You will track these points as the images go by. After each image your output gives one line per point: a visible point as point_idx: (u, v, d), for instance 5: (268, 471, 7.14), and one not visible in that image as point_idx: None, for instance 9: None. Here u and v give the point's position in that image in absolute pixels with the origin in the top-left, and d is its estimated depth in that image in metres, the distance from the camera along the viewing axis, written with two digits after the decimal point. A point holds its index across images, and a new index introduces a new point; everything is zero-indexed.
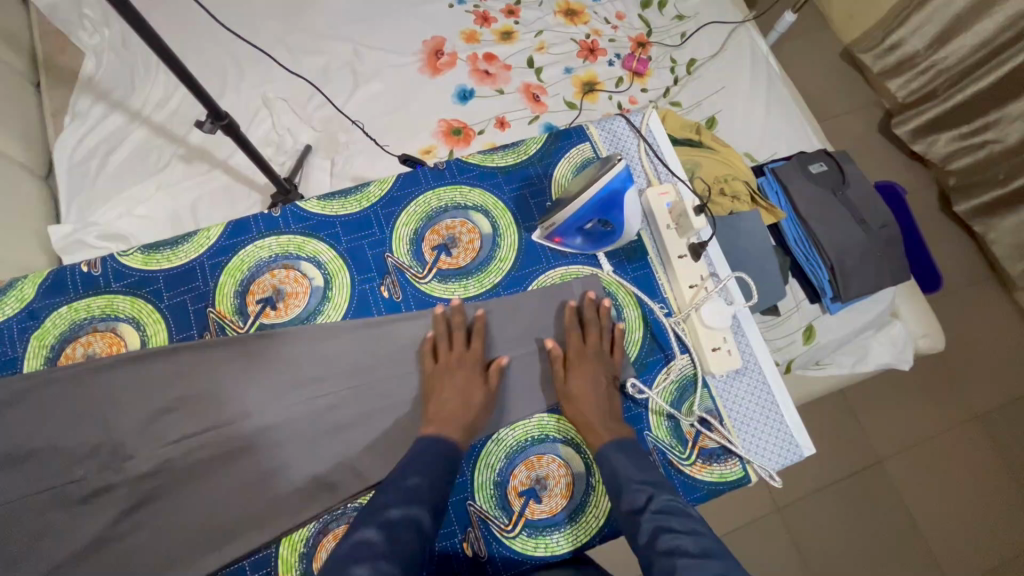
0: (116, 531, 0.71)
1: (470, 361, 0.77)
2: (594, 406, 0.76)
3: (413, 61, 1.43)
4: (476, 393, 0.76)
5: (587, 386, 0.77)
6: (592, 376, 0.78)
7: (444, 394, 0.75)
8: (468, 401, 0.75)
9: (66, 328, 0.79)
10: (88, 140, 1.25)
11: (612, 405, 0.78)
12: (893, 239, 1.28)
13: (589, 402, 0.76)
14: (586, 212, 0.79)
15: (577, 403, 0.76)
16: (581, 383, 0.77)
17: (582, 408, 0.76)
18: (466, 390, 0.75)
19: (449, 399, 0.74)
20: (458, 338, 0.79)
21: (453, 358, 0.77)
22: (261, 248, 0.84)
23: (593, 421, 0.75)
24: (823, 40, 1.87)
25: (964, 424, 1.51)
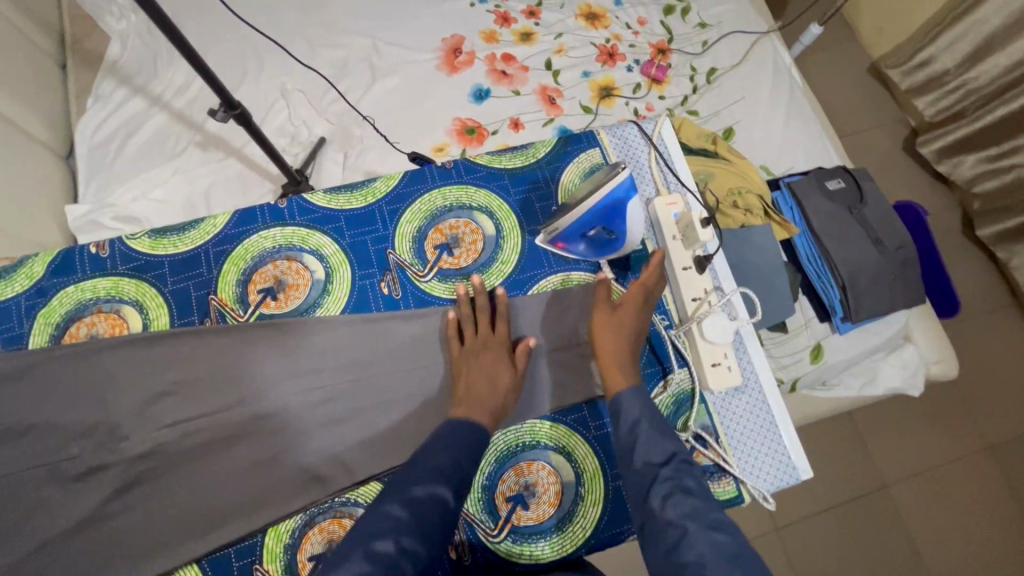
0: (107, 510, 0.72)
1: (496, 343, 0.78)
2: (625, 344, 0.77)
3: (431, 58, 1.43)
4: (505, 375, 0.75)
5: (625, 328, 0.78)
6: (634, 323, 0.79)
7: (471, 376, 0.75)
8: (496, 383, 0.74)
9: (72, 307, 0.80)
10: (108, 123, 1.28)
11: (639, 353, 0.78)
12: (909, 261, 1.25)
13: (621, 343, 0.77)
14: (591, 218, 0.79)
15: (611, 334, 0.77)
16: (620, 320, 0.79)
17: (613, 341, 0.77)
18: (493, 371, 0.75)
19: (478, 381, 0.74)
20: (484, 319, 0.80)
21: (480, 338, 0.78)
22: (266, 239, 0.85)
23: (616, 357, 0.76)
24: (850, 54, 1.83)
25: (975, 454, 1.47)
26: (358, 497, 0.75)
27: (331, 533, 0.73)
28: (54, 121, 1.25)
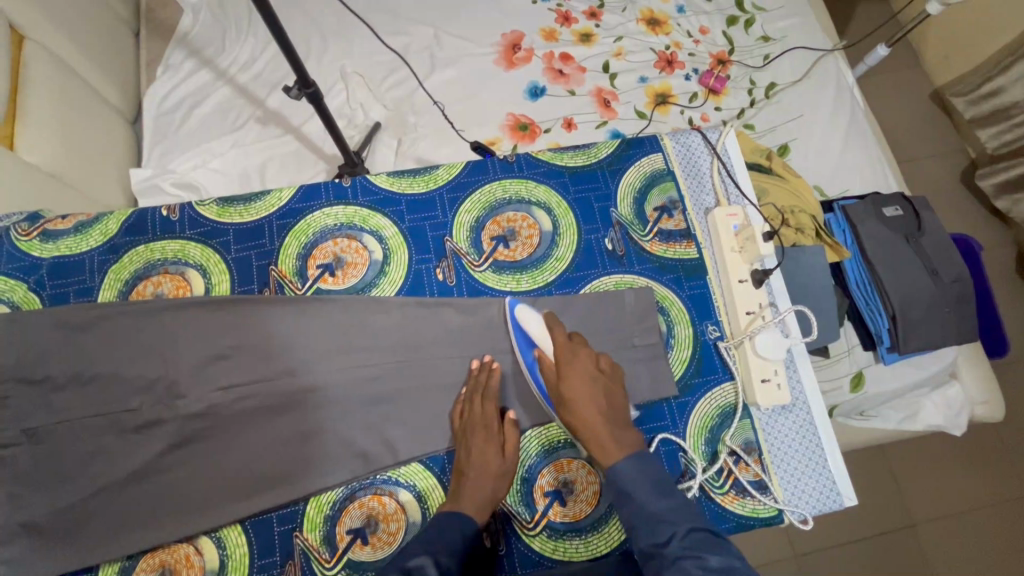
0: (160, 464, 0.74)
1: (488, 424, 0.74)
2: (590, 408, 0.69)
3: (490, 52, 1.44)
4: (495, 461, 0.72)
5: (582, 394, 0.69)
6: (585, 379, 0.70)
7: (463, 461, 0.73)
8: (484, 473, 0.72)
9: (140, 266, 0.83)
10: (176, 93, 1.32)
11: (613, 404, 0.70)
12: (965, 296, 1.20)
13: (589, 410, 0.69)
14: (527, 358, 0.76)
15: (570, 409, 0.69)
16: (572, 389, 0.69)
17: (580, 415, 0.68)
18: (483, 458, 0.72)
19: (469, 467, 0.72)
20: (478, 399, 0.75)
21: (471, 420, 0.74)
22: (328, 216, 0.87)
23: (594, 428, 0.68)
24: (913, 79, 1.78)
25: (1009, 502, 1.42)
26: (400, 476, 0.77)
27: (370, 509, 0.75)
28: (126, 86, 1.29)
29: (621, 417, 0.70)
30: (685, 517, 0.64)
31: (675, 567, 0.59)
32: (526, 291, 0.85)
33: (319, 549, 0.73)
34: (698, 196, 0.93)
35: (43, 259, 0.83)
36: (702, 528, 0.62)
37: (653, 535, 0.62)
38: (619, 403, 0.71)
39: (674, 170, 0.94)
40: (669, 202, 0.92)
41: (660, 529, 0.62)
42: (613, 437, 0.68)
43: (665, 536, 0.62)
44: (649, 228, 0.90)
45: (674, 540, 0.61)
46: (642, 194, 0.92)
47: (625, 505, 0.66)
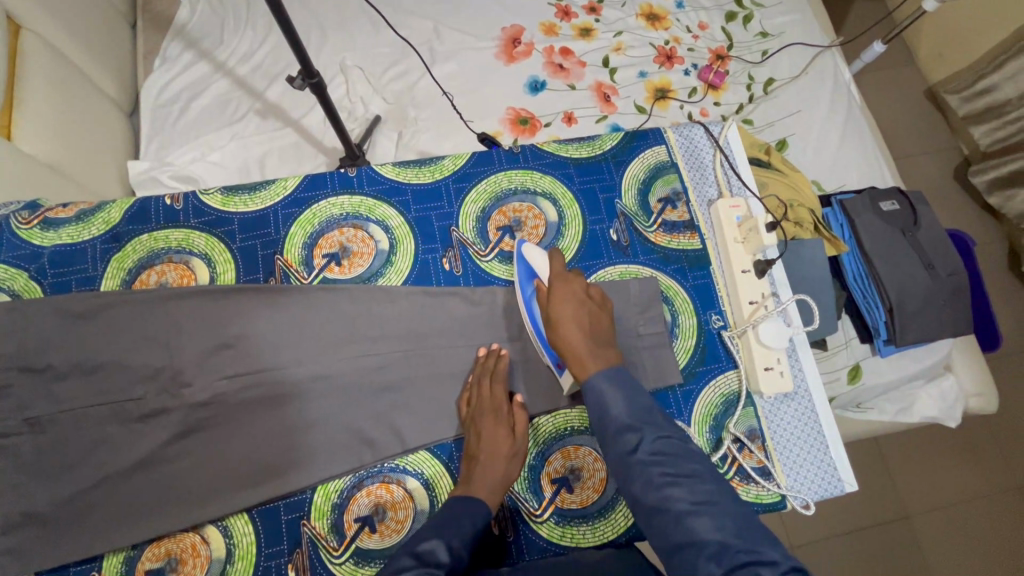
0: (165, 453, 0.74)
1: (496, 407, 0.74)
2: (574, 326, 0.67)
3: (490, 46, 1.44)
4: (505, 443, 0.72)
5: (567, 312, 0.68)
6: (573, 300, 0.69)
7: (473, 447, 0.72)
8: (495, 455, 0.71)
9: (144, 255, 0.83)
10: (174, 85, 1.30)
11: (598, 328, 0.68)
12: (961, 289, 1.22)
13: (570, 329, 0.67)
14: (526, 291, 0.76)
15: (553, 326, 0.68)
16: (558, 307, 0.68)
17: (561, 332, 0.67)
18: (492, 440, 0.72)
19: (479, 452, 0.71)
20: (485, 383, 0.75)
21: (480, 404, 0.74)
22: (333, 206, 0.86)
23: (574, 345, 0.66)
24: (908, 77, 1.80)
25: (1002, 494, 1.44)
26: (408, 464, 0.77)
27: (378, 497, 0.75)
28: (123, 78, 1.28)
29: (602, 339, 0.68)
30: (654, 425, 0.61)
31: (642, 474, 0.57)
32: None
33: (327, 537, 0.73)
34: (701, 188, 0.94)
35: (45, 248, 0.83)
36: (674, 435, 0.60)
37: (621, 443, 0.60)
38: (606, 329, 0.69)
39: (678, 162, 0.95)
40: (673, 193, 0.92)
41: (627, 439, 0.60)
42: (593, 355, 0.66)
43: (633, 443, 0.60)
44: (653, 218, 0.91)
45: (642, 447, 0.59)
46: (646, 185, 0.92)
47: (596, 415, 0.63)
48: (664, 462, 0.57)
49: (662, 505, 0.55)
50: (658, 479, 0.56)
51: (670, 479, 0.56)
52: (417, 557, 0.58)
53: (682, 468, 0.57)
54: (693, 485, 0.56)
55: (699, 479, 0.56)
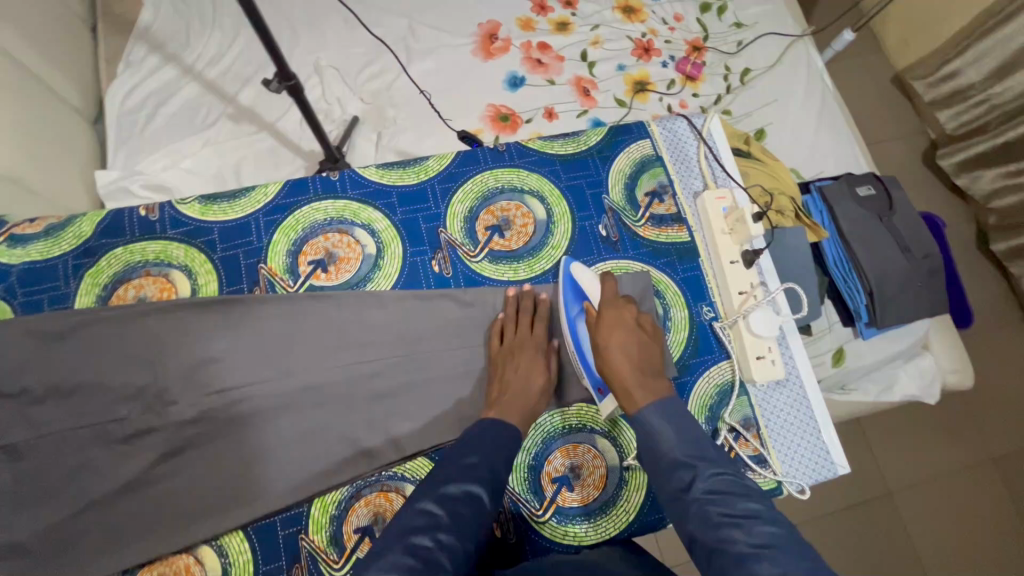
0: (153, 474, 0.71)
1: (534, 345, 0.77)
2: (623, 356, 0.71)
3: (467, 43, 1.42)
4: (539, 379, 0.75)
5: (617, 340, 0.72)
6: (623, 328, 0.73)
7: (507, 377, 0.74)
8: (529, 387, 0.74)
9: (120, 269, 0.80)
10: (140, 90, 1.26)
11: (645, 356, 0.72)
12: (936, 270, 1.25)
13: (620, 358, 0.71)
14: (571, 311, 0.79)
15: (602, 354, 0.72)
16: (607, 335, 0.73)
17: (610, 360, 0.71)
18: (529, 375, 0.74)
19: (514, 382, 0.73)
20: (524, 320, 0.79)
21: (518, 340, 0.77)
22: (317, 211, 0.84)
23: (622, 374, 0.70)
24: (877, 64, 1.84)
25: (979, 466, 1.50)
26: (406, 471, 0.75)
27: (377, 506, 0.74)
28: (86, 85, 1.23)
29: (652, 367, 0.71)
30: (709, 462, 0.62)
31: (697, 513, 0.58)
32: (523, 280, 0.85)
33: (327, 550, 0.72)
34: (687, 180, 0.94)
35: (13, 265, 0.79)
36: (728, 472, 0.60)
37: (675, 479, 0.62)
38: (653, 357, 0.73)
39: (663, 155, 0.95)
40: (659, 187, 0.93)
41: (682, 475, 0.62)
42: (641, 385, 0.69)
43: (686, 479, 0.61)
44: (641, 213, 0.91)
45: (697, 484, 0.60)
46: (632, 180, 0.92)
47: (648, 449, 0.65)
48: (719, 501, 0.57)
49: (720, 546, 0.54)
50: (714, 517, 0.56)
51: (725, 518, 0.55)
52: (462, 474, 0.64)
53: (737, 507, 0.56)
54: (752, 526, 0.54)
55: (759, 521, 0.54)
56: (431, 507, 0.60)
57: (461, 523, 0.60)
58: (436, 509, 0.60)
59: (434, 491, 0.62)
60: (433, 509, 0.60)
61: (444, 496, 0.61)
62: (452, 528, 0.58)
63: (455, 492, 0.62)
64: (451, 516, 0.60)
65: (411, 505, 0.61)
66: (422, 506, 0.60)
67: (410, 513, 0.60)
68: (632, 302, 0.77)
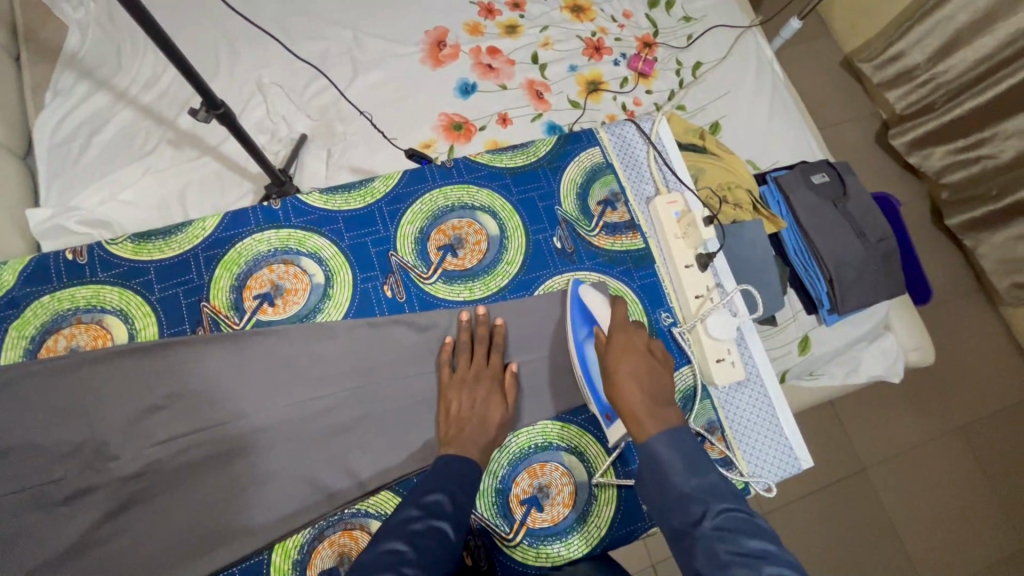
0: (96, 536, 0.67)
1: (489, 373, 0.76)
2: (632, 381, 0.71)
3: (414, 51, 1.38)
4: (498, 410, 0.74)
5: (626, 366, 0.72)
6: (633, 352, 0.73)
7: (466, 412, 0.73)
8: (487, 418, 0.73)
9: (47, 319, 0.75)
10: (71, 118, 1.18)
11: (655, 382, 0.71)
12: (891, 253, 1.28)
13: (631, 386, 0.70)
14: (580, 334, 0.78)
15: (610, 378, 0.72)
16: (616, 358, 0.73)
17: (618, 385, 0.71)
18: (486, 406, 0.74)
19: (473, 416, 0.73)
20: (480, 349, 0.78)
21: (473, 370, 0.76)
22: (260, 242, 0.81)
23: (630, 400, 0.70)
24: (826, 49, 1.87)
25: (945, 435, 1.54)
26: (370, 507, 0.72)
27: (342, 546, 0.70)
28: (10, 116, 1.14)
29: (663, 395, 0.71)
30: (720, 497, 0.62)
31: (706, 550, 0.58)
32: (480, 299, 0.83)
33: None
34: (638, 186, 0.94)
35: None
36: (738, 509, 0.61)
37: (685, 512, 0.62)
38: (663, 383, 0.72)
39: (613, 162, 0.95)
40: (611, 194, 0.92)
41: (692, 508, 0.62)
42: (650, 413, 0.69)
43: (697, 514, 0.61)
44: (595, 222, 0.90)
45: (706, 520, 0.60)
46: (584, 189, 0.91)
47: (656, 479, 0.66)
48: (728, 539, 0.58)
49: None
50: (723, 556, 0.56)
51: (735, 558, 0.56)
52: (425, 508, 0.64)
53: (746, 546, 0.57)
54: (760, 567, 0.54)
55: (767, 562, 0.55)
56: (397, 545, 0.60)
57: (425, 555, 0.61)
58: (402, 545, 0.60)
59: (398, 526, 0.63)
60: (400, 546, 0.60)
61: (408, 531, 0.62)
62: (418, 562, 0.60)
63: (419, 525, 0.63)
64: (415, 550, 0.61)
65: (375, 543, 0.61)
66: (388, 544, 0.61)
67: (377, 551, 0.60)
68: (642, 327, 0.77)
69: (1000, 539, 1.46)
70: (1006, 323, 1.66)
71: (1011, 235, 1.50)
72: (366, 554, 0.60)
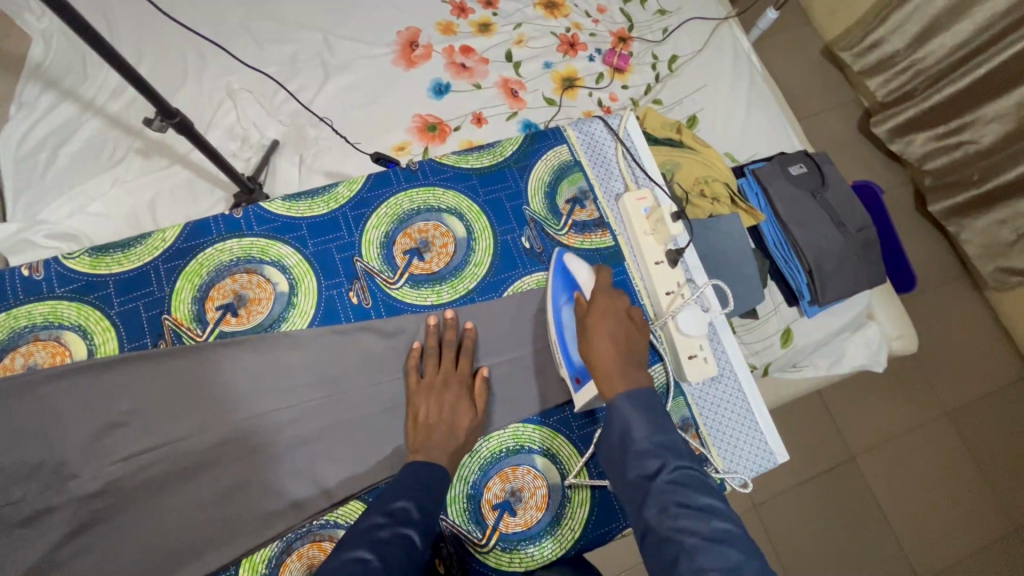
0: (58, 557, 0.65)
1: (458, 378, 0.75)
2: (609, 346, 0.71)
3: (386, 52, 1.37)
4: (466, 416, 0.73)
5: (606, 329, 0.73)
6: (614, 321, 0.74)
7: (434, 417, 0.72)
8: (456, 424, 0.72)
9: (4, 337, 0.73)
10: (35, 132, 1.14)
11: (632, 348, 0.72)
12: (871, 242, 1.27)
13: (607, 347, 0.71)
14: (559, 299, 0.78)
15: (588, 339, 0.72)
16: (598, 321, 0.73)
17: (594, 348, 0.71)
18: (454, 411, 0.73)
19: (442, 422, 0.72)
20: (447, 355, 0.77)
21: (441, 375, 0.75)
22: (221, 252, 0.80)
23: (606, 362, 0.70)
24: (805, 38, 1.86)
25: (932, 422, 1.54)
26: (338, 517, 0.71)
27: (311, 558, 0.69)
28: None
29: (637, 361, 0.71)
30: (676, 454, 0.62)
31: (658, 501, 0.58)
32: (448, 303, 0.82)
33: None
34: (608, 183, 0.93)
35: None
36: (692, 466, 0.61)
37: (641, 466, 0.62)
38: (639, 351, 0.73)
39: (581, 160, 0.94)
40: (580, 192, 0.91)
41: (648, 463, 0.62)
42: (623, 375, 0.69)
43: (654, 468, 0.61)
44: (563, 220, 0.89)
45: (662, 473, 0.60)
46: (552, 188, 0.91)
47: (618, 434, 0.65)
48: (680, 494, 0.58)
49: (674, 536, 0.55)
50: (673, 507, 0.57)
51: (685, 510, 0.57)
52: (392, 515, 0.63)
53: (696, 500, 0.57)
54: (707, 520, 0.55)
55: (715, 516, 0.56)
56: (362, 553, 0.59)
57: (392, 563, 0.59)
58: (367, 554, 0.59)
59: (363, 535, 0.61)
60: (365, 554, 0.59)
61: (375, 539, 0.61)
62: (384, 570, 0.58)
63: (386, 533, 0.62)
64: (382, 559, 0.59)
65: (340, 553, 0.59)
66: (354, 552, 0.59)
67: (341, 560, 0.58)
68: (625, 296, 0.78)
69: (987, 524, 1.46)
70: (991, 308, 1.66)
71: (995, 218, 1.49)
72: (332, 563, 0.58)
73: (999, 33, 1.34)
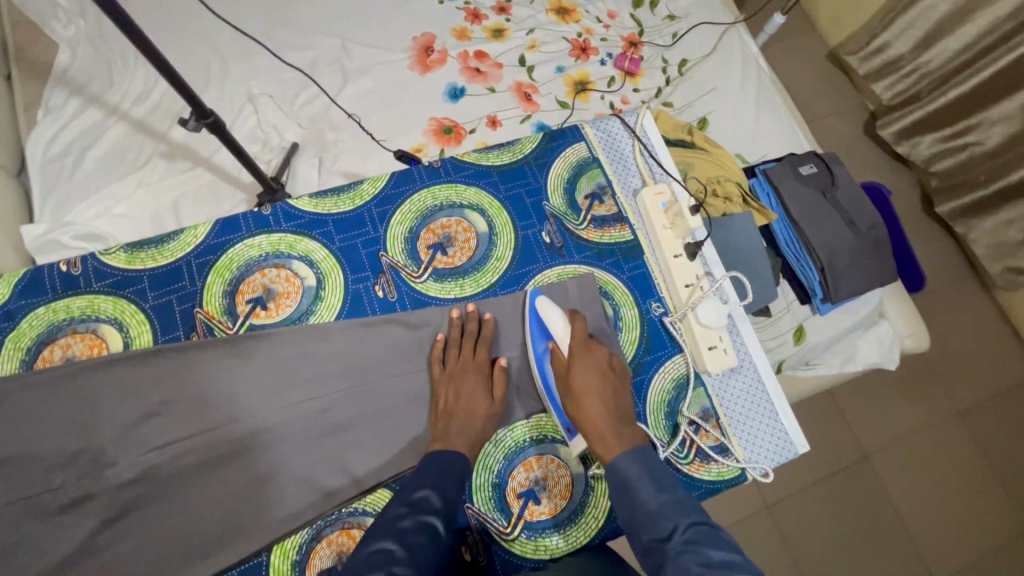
0: (95, 543, 0.67)
1: (476, 366, 0.77)
2: (597, 403, 0.72)
3: (402, 58, 1.40)
4: (483, 403, 0.75)
5: (590, 386, 0.73)
6: (592, 374, 0.74)
7: (452, 404, 0.74)
8: (476, 412, 0.74)
9: (44, 329, 0.75)
10: (62, 136, 1.17)
11: (617, 401, 0.74)
12: (882, 240, 1.28)
13: (595, 406, 0.72)
14: (538, 348, 0.79)
15: (576, 399, 0.73)
16: (582, 380, 0.73)
17: (582, 406, 0.72)
18: (474, 398, 0.74)
19: (459, 409, 0.73)
20: (468, 345, 0.78)
21: (461, 363, 0.77)
22: (251, 247, 0.82)
23: (598, 421, 0.71)
24: (811, 43, 1.88)
25: (946, 421, 1.54)
26: (367, 505, 0.73)
27: (341, 545, 0.70)
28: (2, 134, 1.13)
29: (624, 413, 0.73)
30: (684, 511, 0.65)
31: (676, 563, 0.60)
32: (471, 296, 0.84)
33: None
34: (625, 179, 0.95)
35: None
36: (703, 522, 0.63)
37: (654, 529, 0.64)
38: (624, 402, 0.75)
39: (599, 157, 0.96)
40: (598, 188, 0.94)
41: (660, 525, 0.64)
42: (615, 433, 0.71)
43: (666, 530, 0.63)
44: (583, 216, 0.91)
45: (676, 534, 0.62)
46: (571, 184, 0.93)
47: (625, 501, 0.67)
48: (697, 551, 0.60)
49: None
50: (691, 567, 0.58)
51: (705, 569, 0.58)
52: (413, 505, 0.64)
53: (714, 557, 0.59)
54: (728, 575, 0.57)
55: (735, 570, 0.58)
56: (387, 544, 0.60)
57: (417, 554, 0.60)
58: (391, 545, 0.60)
59: (387, 525, 0.62)
60: (389, 545, 0.60)
61: (397, 529, 0.62)
62: (408, 560, 0.59)
63: (407, 522, 0.63)
64: (406, 549, 0.60)
65: (365, 544, 0.61)
66: (377, 544, 0.60)
67: (365, 552, 0.60)
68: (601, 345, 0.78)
69: (1004, 523, 1.46)
70: (1003, 308, 1.67)
71: (1003, 219, 1.50)
72: (356, 556, 0.60)
73: (1004, 36, 1.36)
